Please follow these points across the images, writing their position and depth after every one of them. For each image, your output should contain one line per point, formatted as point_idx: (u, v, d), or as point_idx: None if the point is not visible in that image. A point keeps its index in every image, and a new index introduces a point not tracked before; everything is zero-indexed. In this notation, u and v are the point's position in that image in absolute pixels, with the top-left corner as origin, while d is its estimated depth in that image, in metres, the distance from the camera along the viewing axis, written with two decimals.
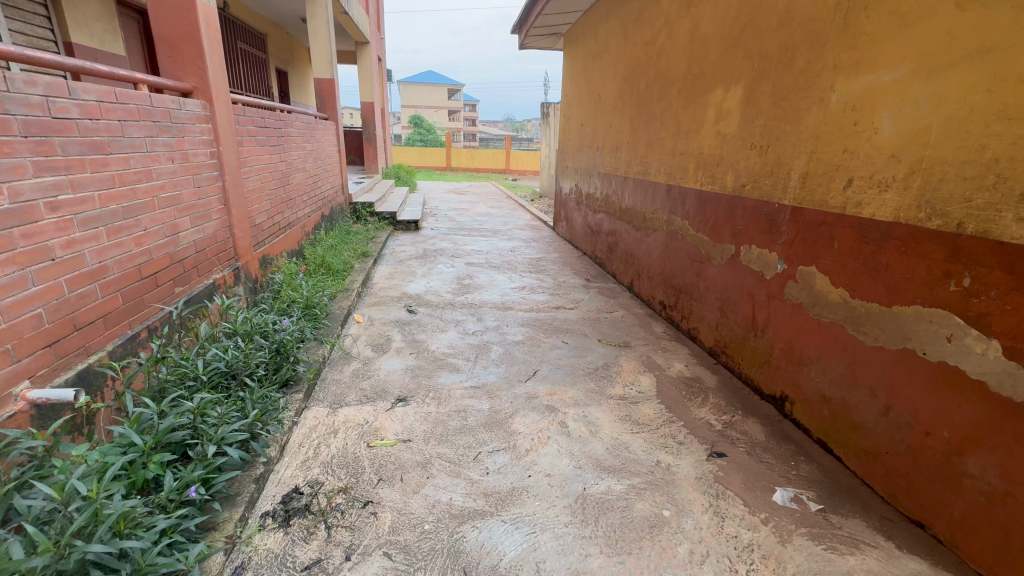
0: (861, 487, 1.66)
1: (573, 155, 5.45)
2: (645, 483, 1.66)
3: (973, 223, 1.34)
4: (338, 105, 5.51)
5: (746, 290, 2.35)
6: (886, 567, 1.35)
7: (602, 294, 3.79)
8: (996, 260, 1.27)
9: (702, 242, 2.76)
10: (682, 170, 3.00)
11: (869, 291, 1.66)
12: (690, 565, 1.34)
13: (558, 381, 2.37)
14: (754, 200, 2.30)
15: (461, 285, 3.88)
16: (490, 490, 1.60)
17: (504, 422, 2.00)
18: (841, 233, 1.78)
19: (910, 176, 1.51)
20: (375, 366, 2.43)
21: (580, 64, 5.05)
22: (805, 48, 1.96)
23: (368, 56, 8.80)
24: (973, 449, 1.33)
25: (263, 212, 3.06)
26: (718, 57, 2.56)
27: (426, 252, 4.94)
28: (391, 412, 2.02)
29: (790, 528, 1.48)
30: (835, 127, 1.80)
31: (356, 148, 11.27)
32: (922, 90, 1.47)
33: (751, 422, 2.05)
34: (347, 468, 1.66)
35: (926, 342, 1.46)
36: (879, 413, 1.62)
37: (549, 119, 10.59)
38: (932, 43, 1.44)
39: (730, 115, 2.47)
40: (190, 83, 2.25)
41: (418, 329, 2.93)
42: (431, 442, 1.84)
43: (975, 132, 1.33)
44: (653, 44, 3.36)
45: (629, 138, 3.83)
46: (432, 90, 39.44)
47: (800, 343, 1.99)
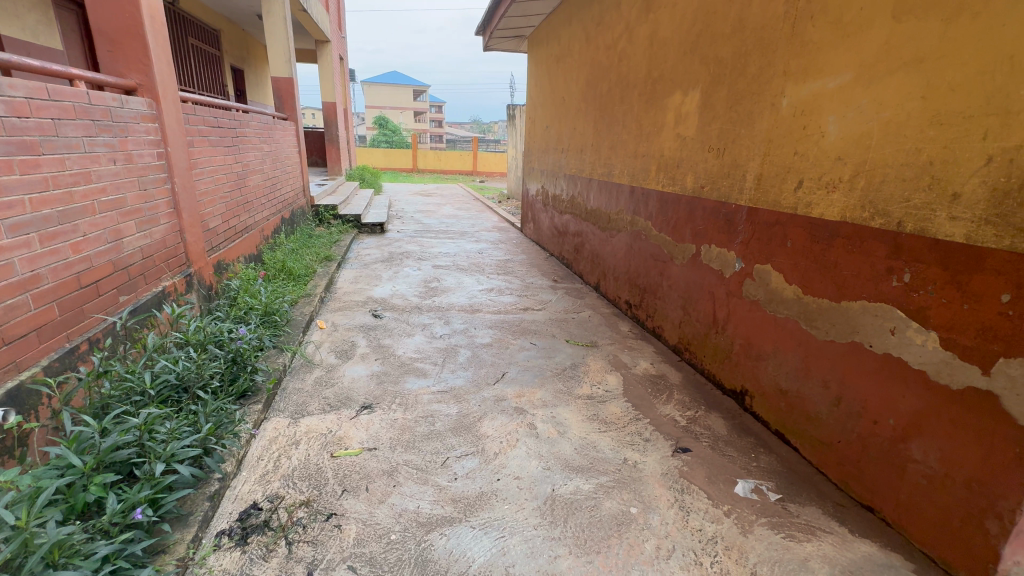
0: (816, 476, 1.73)
1: (539, 157, 5.49)
2: (613, 482, 1.68)
3: (911, 222, 1.42)
4: (297, 105, 5.35)
5: (707, 289, 2.42)
6: (840, 552, 1.41)
7: (569, 295, 3.82)
8: (933, 257, 1.35)
9: (665, 242, 2.82)
10: (644, 171, 3.06)
11: (820, 287, 1.74)
12: (657, 561, 1.36)
13: (526, 383, 2.37)
14: (712, 201, 2.37)
15: (428, 288, 3.83)
16: (458, 496, 1.58)
17: (472, 426, 1.98)
18: (793, 232, 1.86)
19: (855, 177, 1.59)
20: (339, 373, 2.36)
21: (545, 66, 5.09)
22: (757, 54, 2.03)
23: (329, 55, 8.60)
24: (916, 435, 1.40)
25: (217, 215, 2.93)
26: (677, 62, 2.63)
27: (392, 256, 4.86)
28: (355, 420, 1.97)
29: (751, 519, 1.52)
30: (786, 131, 1.88)
31: (317, 149, 10.98)
32: (863, 96, 1.55)
33: (713, 417, 2.11)
34: (309, 480, 1.60)
35: (872, 335, 1.54)
36: (831, 403, 1.70)
37: (516, 121, 10.64)
38: (872, 51, 1.52)
39: (688, 118, 2.55)
40: (134, 80, 2.13)
41: (383, 333, 2.88)
42: (398, 449, 1.80)
43: (911, 137, 1.41)
44: (614, 49, 3.42)
45: (593, 140, 3.88)
46: (397, 91, 38.92)
47: (757, 339, 2.06)
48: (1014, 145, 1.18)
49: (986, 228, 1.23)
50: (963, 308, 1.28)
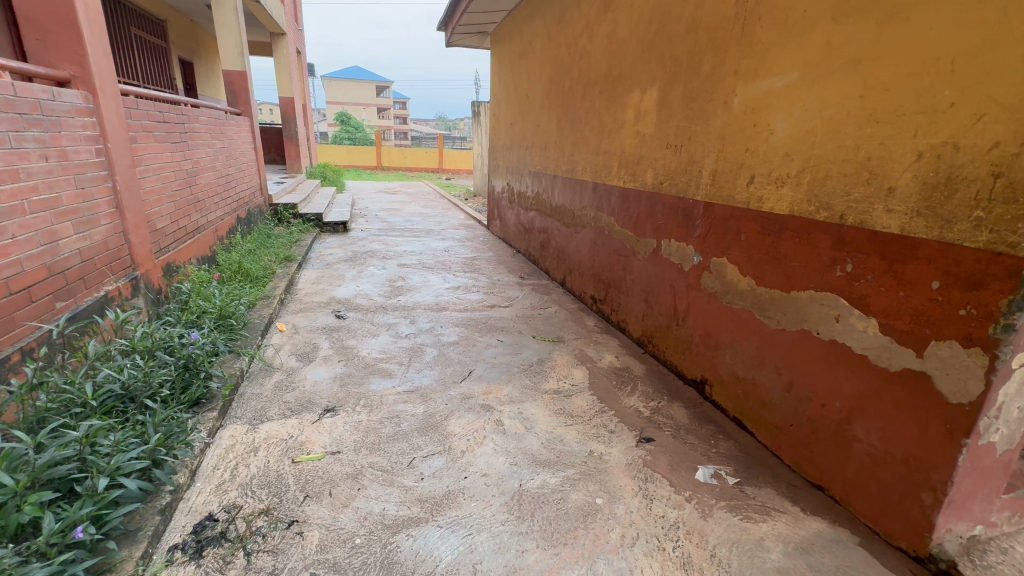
0: (771, 459, 1.81)
1: (503, 153, 5.48)
2: (579, 474, 1.70)
3: (852, 215, 1.50)
4: (252, 100, 5.14)
5: (667, 282, 2.49)
6: (793, 530, 1.48)
7: (535, 291, 3.85)
8: (872, 247, 1.43)
9: (627, 237, 2.88)
10: (606, 168, 3.11)
11: (771, 278, 1.81)
12: (622, 549, 1.39)
13: (493, 380, 2.37)
14: (671, 196, 2.43)
15: (393, 287, 3.77)
16: (425, 495, 1.56)
17: (438, 425, 1.96)
18: (747, 225, 1.93)
19: (801, 172, 1.67)
20: (300, 376, 2.29)
21: (507, 63, 5.08)
22: (710, 54, 2.09)
23: (285, 49, 8.30)
24: (859, 415, 1.49)
25: (165, 215, 2.78)
26: (635, 60, 2.68)
27: (355, 255, 4.76)
28: (318, 424, 1.92)
29: (710, 503, 1.58)
30: (738, 128, 1.95)
31: (276, 146, 10.61)
32: (808, 95, 1.62)
33: (675, 406, 2.17)
34: (268, 488, 1.55)
35: (819, 323, 1.62)
36: (783, 389, 1.77)
37: (480, 118, 10.59)
38: (815, 52, 1.59)
39: (647, 115, 2.60)
40: (67, 71, 1.99)
41: (347, 334, 2.81)
42: (362, 451, 1.76)
43: (851, 134, 1.49)
44: (575, 46, 3.45)
45: (557, 137, 3.90)
46: (359, 87, 38.05)
47: (715, 330, 2.13)
48: (941, 142, 1.26)
49: (918, 220, 1.32)
50: (899, 295, 1.36)
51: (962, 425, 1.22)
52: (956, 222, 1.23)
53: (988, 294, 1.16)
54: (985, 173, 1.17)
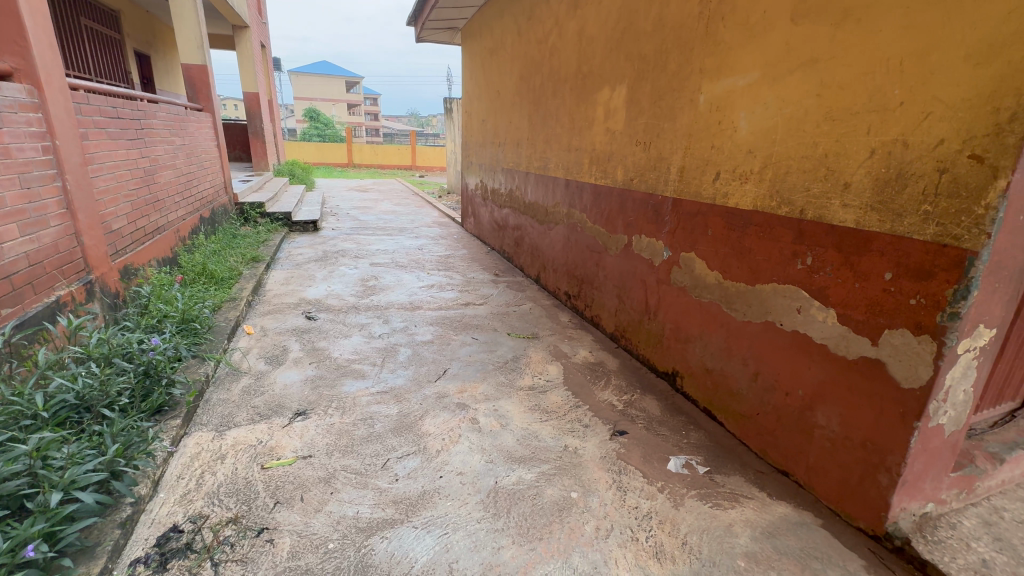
0: (739, 447, 1.87)
1: (476, 150, 5.46)
2: (554, 469, 1.71)
3: (812, 210, 1.55)
4: (214, 95, 4.96)
5: (639, 277, 2.53)
6: (760, 515, 1.53)
7: (510, 288, 3.85)
8: (831, 241, 1.48)
9: (599, 234, 2.91)
10: (578, 164, 3.13)
11: (737, 272, 1.86)
12: (596, 541, 1.41)
13: (468, 378, 2.36)
14: (641, 192, 2.47)
15: (366, 287, 3.71)
16: (400, 497, 1.55)
17: (413, 425, 1.95)
18: (713, 221, 1.97)
19: (763, 169, 1.72)
20: (269, 380, 2.23)
21: (479, 59, 5.05)
22: (677, 52, 2.13)
23: (248, 42, 8.04)
24: (820, 403, 1.55)
25: (121, 215, 2.66)
26: (604, 57, 2.71)
27: (326, 255, 4.66)
28: (288, 428, 1.87)
29: (682, 492, 1.62)
30: (704, 125, 2.00)
31: (241, 142, 10.28)
32: (769, 93, 1.67)
33: (648, 399, 2.21)
34: (236, 496, 1.51)
35: (782, 314, 1.67)
36: (750, 378, 1.83)
37: (453, 115, 10.50)
38: (775, 51, 1.64)
39: (617, 113, 2.63)
40: (8, 64, 1.88)
41: (318, 336, 2.75)
42: (335, 455, 1.73)
43: (810, 132, 1.54)
44: (545, 43, 3.46)
45: (529, 134, 3.91)
46: (328, 82, 37.20)
47: (685, 323, 2.18)
48: (891, 139, 1.31)
49: (871, 214, 1.37)
50: (855, 287, 1.42)
51: (914, 409, 1.28)
52: (906, 216, 1.29)
53: (935, 284, 1.22)
54: (932, 168, 1.23)
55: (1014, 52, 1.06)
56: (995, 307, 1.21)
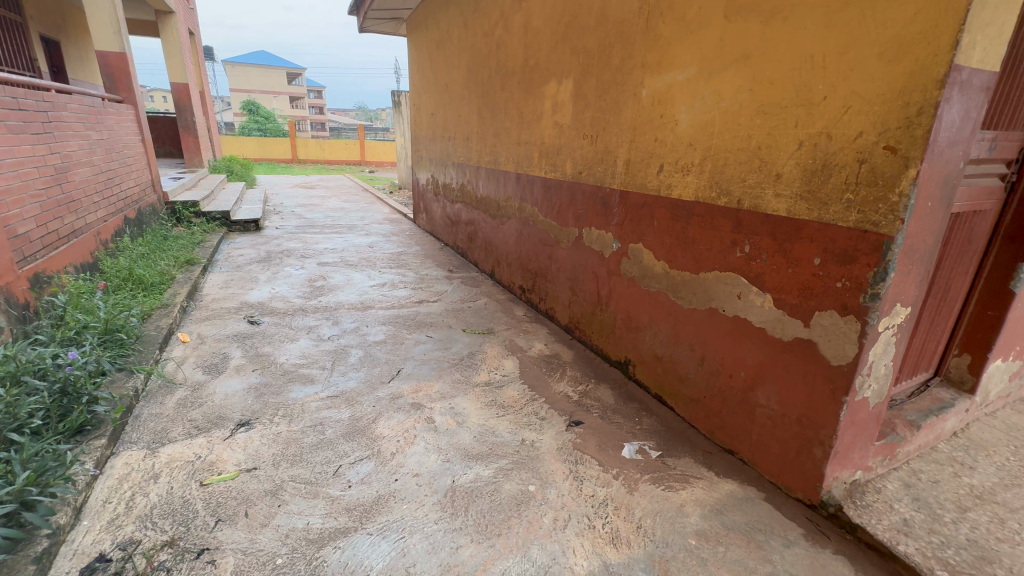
0: (689, 429, 1.94)
1: (426, 145, 5.36)
2: (511, 464, 1.71)
3: (747, 200, 1.62)
4: (135, 85, 4.57)
5: (590, 269, 2.57)
6: (708, 493, 1.59)
7: (464, 284, 3.81)
8: (765, 229, 1.56)
9: (550, 227, 2.93)
10: (528, 158, 3.13)
11: (681, 261, 1.92)
12: (554, 532, 1.42)
13: (422, 377, 2.32)
14: (589, 185, 2.50)
15: (314, 288, 3.57)
16: (353, 504, 1.50)
17: (366, 428, 1.89)
18: (658, 212, 2.03)
19: (703, 161, 1.78)
20: (208, 390, 2.10)
21: (425, 51, 4.94)
22: (619, 46, 2.17)
23: (174, 29, 7.48)
24: (760, 383, 1.63)
25: (28, 217, 2.40)
26: (550, 51, 2.72)
27: (270, 255, 4.43)
28: (230, 441, 1.76)
29: (636, 477, 1.66)
30: (647, 119, 2.05)
31: (171, 137, 9.59)
32: (705, 88, 1.73)
33: (602, 388, 2.25)
34: (172, 517, 1.40)
35: (724, 301, 1.75)
36: (697, 363, 1.90)
37: (401, 108, 10.26)
38: (710, 47, 1.70)
39: (564, 106, 2.65)
40: None
41: (261, 341, 2.61)
42: (282, 465, 1.65)
43: (744, 124, 1.60)
44: (491, 36, 3.43)
45: (478, 128, 3.87)
46: (267, 74, 35.35)
47: (635, 313, 2.24)
48: (817, 132, 1.39)
49: (801, 203, 1.45)
50: (788, 272, 1.49)
51: (842, 384, 1.37)
52: (831, 204, 1.37)
53: (858, 268, 1.30)
54: (853, 159, 1.31)
55: (920, 51, 1.15)
56: (909, 287, 1.32)
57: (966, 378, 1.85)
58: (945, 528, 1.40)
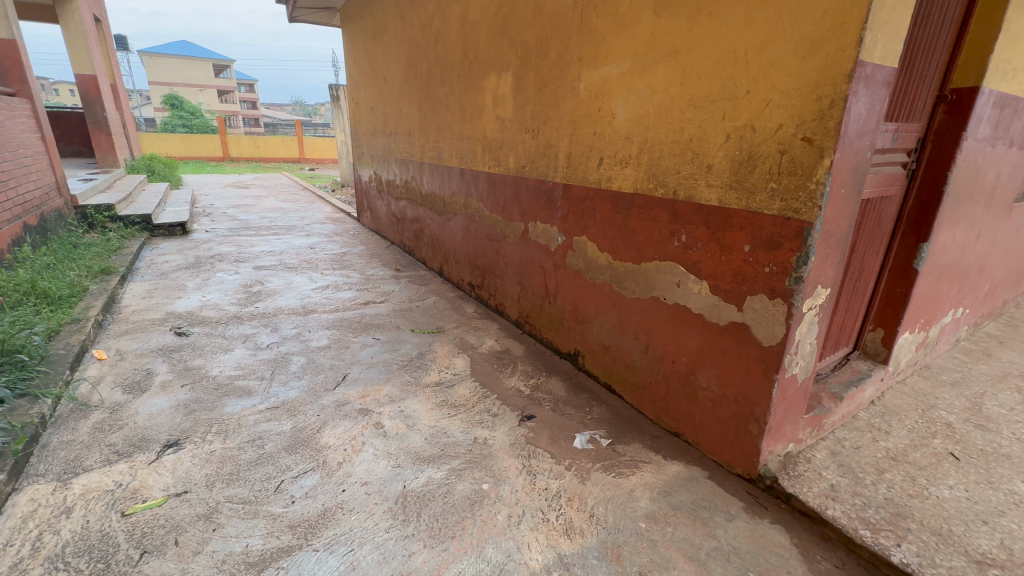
0: (637, 416, 2.00)
1: (367, 141, 5.18)
2: (464, 464, 1.69)
3: (682, 191, 1.67)
4: (30, 77, 4.11)
5: (537, 263, 2.58)
6: (657, 477, 1.64)
7: (412, 283, 3.73)
8: (700, 219, 1.62)
9: (497, 223, 2.91)
10: (470, 153, 3.09)
11: (624, 253, 1.96)
12: (509, 529, 1.41)
13: (370, 381, 2.24)
14: (533, 179, 2.50)
15: (250, 293, 3.36)
16: (297, 520, 1.42)
17: (310, 439, 1.80)
18: (600, 205, 2.06)
19: (640, 154, 1.82)
20: (129, 411, 1.92)
21: (361, 43, 4.76)
22: (556, 40, 2.18)
23: (77, 14, 6.80)
24: (701, 366, 1.70)
25: None
26: (488, 44, 2.69)
27: (199, 260, 4.13)
28: (156, 464, 1.62)
29: (588, 467, 1.69)
30: (585, 112, 2.07)
31: (80, 134, 8.74)
32: (639, 82, 1.77)
33: (554, 381, 2.27)
34: (88, 554, 1.27)
35: (664, 289, 1.80)
36: (642, 351, 1.95)
37: (341, 103, 9.88)
38: (642, 42, 1.73)
39: (504, 100, 2.63)
40: None
41: (191, 354, 2.43)
42: (216, 486, 1.54)
43: (676, 118, 1.65)
44: (428, 28, 3.35)
45: (420, 123, 3.78)
46: (191, 66, 32.93)
47: (583, 304, 2.27)
48: (742, 124, 1.45)
49: (730, 193, 1.51)
50: (722, 259, 1.56)
51: (773, 363, 1.45)
52: (757, 193, 1.44)
53: (783, 252, 1.38)
54: (775, 149, 1.38)
55: (829, 47, 1.22)
56: (829, 269, 1.41)
57: (881, 350, 2.02)
58: (866, 490, 1.52)
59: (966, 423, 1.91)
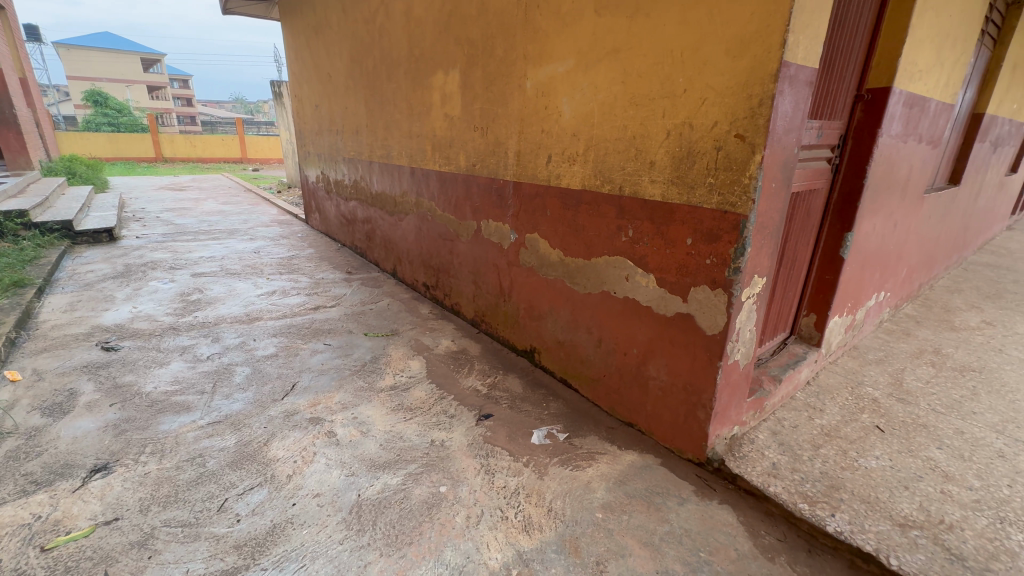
0: (593, 408, 2.04)
1: (313, 139, 4.99)
2: (421, 467, 1.66)
3: (628, 187, 1.71)
4: None
5: (491, 261, 2.57)
6: (612, 467, 1.68)
7: (365, 285, 3.63)
8: (645, 214, 1.66)
9: (449, 222, 2.88)
10: (420, 151, 3.04)
11: (575, 249, 1.99)
12: (467, 530, 1.40)
13: (321, 389, 2.16)
14: (484, 177, 2.49)
15: (187, 302, 3.16)
16: (243, 539, 1.35)
17: (257, 453, 1.71)
18: (550, 201, 2.08)
19: (587, 151, 1.84)
20: (49, 435, 1.76)
21: (302, 37, 4.57)
22: (501, 37, 2.17)
23: None
24: (651, 356, 1.75)
25: None
26: (434, 40, 2.65)
27: (130, 269, 3.84)
28: (82, 491, 1.49)
29: (546, 462, 1.70)
30: (533, 110, 2.08)
31: None
32: (583, 80, 1.79)
33: (511, 378, 2.28)
34: None
35: (614, 283, 1.84)
36: (595, 345, 1.99)
37: (284, 100, 9.48)
38: (585, 41, 1.76)
39: (452, 97, 2.60)
40: None
41: (120, 370, 2.25)
42: (152, 510, 1.43)
43: (620, 115, 1.69)
44: (372, 23, 3.26)
45: (367, 121, 3.68)
46: (115, 59, 30.56)
47: (537, 301, 2.28)
48: (681, 122, 1.50)
49: (672, 189, 1.56)
50: (667, 252, 1.61)
51: (717, 351, 1.52)
52: (697, 188, 1.49)
53: (722, 245, 1.44)
54: (711, 146, 1.43)
55: (757, 48, 1.28)
56: (764, 259, 1.49)
57: (814, 334, 2.15)
58: (804, 466, 1.62)
59: (889, 398, 2.07)
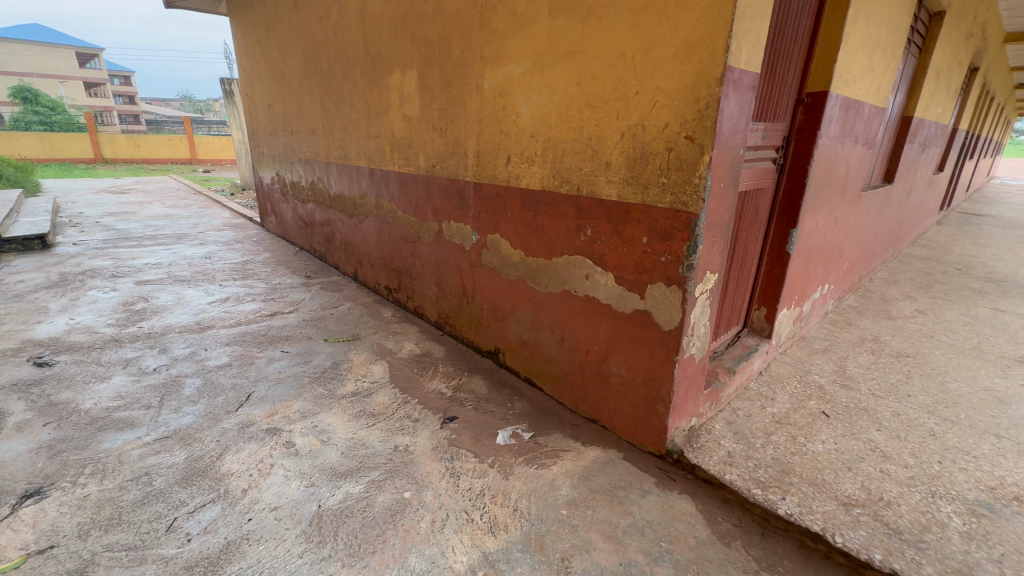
0: (557, 406, 2.06)
1: (266, 140, 4.81)
2: (384, 474, 1.63)
3: (585, 187, 1.74)
4: None
5: (453, 263, 2.56)
6: (577, 463, 1.70)
7: (325, 289, 3.53)
8: (602, 214, 1.69)
9: (410, 223, 2.84)
10: (379, 152, 2.99)
11: (535, 249, 2.01)
12: (432, 535, 1.39)
13: (279, 398, 2.08)
14: (444, 178, 2.47)
15: (131, 312, 2.98)
16: (193, 560, 1.28)
17: (209, 468, 1.64)
18: (510, 202, 2.09)
19: (545, 152, 1.86)
20: None
21: (252, 34, 4.40)
22: (458, 38, 2.16)
23: None
24: (612, 353, 1.78)
25: None
26: (390, 40, 2.61)
27: (66, 278, 3.59)
28: (11, 520, 1.38)
29: (511, 462, 1.71)
30: (491, 111, 2.08)
31: None
32: (540, 82, 1.81)
33: (475, 380, 2.27)
34: None
35: (574, 282, 1.87)
36: (558, 343, 2.01)
37: (236, 99, 9.08)
38: (540, 43, 1.78)
39: (410, 97, 2.57)
40: None
41: (55, 387, 2.10)
42: (92, 535, 1.34)
43: (576, 116, 1.71)
44: (326, 21, 3.18)
45: (323, 121, 3.58)
46: (47, 53, 28.48)
47: (500, 301, 2.29)
48: (634, 123, 1.54)
49: (628, 189, 1.60)
50: (624, 250, 1.65)
51: (673, 345, 1.57)
52: (651, 188, 1.53)
53: (676, 243, 1.49)
54: (663, 147, 1.48)
55: (703, 53, 1.33)
56: (715, 256, 1.54)
57: (765, 326, 2.26)
58: (757, 453, 1.69)
59: (834, 385, 2.19)
